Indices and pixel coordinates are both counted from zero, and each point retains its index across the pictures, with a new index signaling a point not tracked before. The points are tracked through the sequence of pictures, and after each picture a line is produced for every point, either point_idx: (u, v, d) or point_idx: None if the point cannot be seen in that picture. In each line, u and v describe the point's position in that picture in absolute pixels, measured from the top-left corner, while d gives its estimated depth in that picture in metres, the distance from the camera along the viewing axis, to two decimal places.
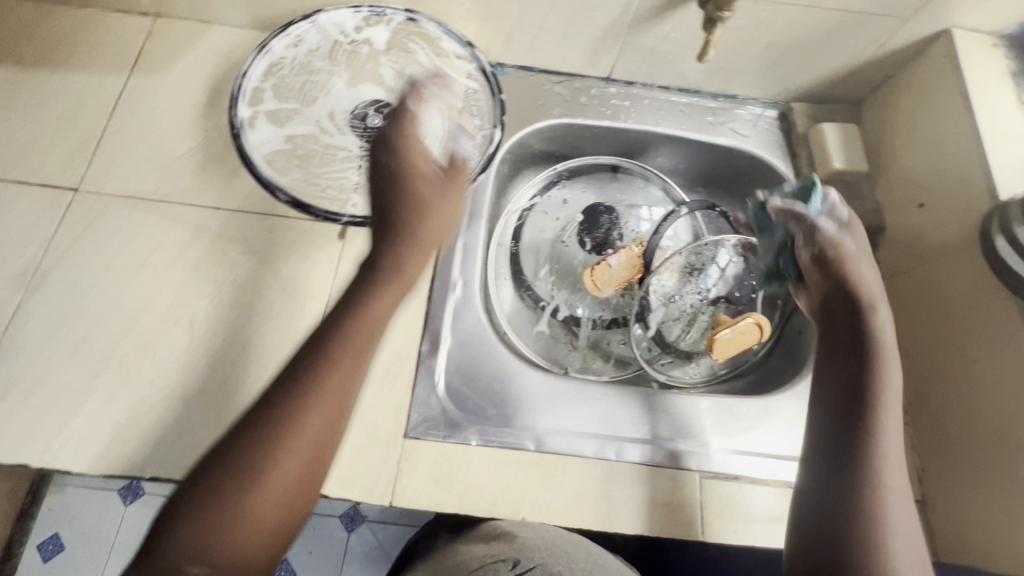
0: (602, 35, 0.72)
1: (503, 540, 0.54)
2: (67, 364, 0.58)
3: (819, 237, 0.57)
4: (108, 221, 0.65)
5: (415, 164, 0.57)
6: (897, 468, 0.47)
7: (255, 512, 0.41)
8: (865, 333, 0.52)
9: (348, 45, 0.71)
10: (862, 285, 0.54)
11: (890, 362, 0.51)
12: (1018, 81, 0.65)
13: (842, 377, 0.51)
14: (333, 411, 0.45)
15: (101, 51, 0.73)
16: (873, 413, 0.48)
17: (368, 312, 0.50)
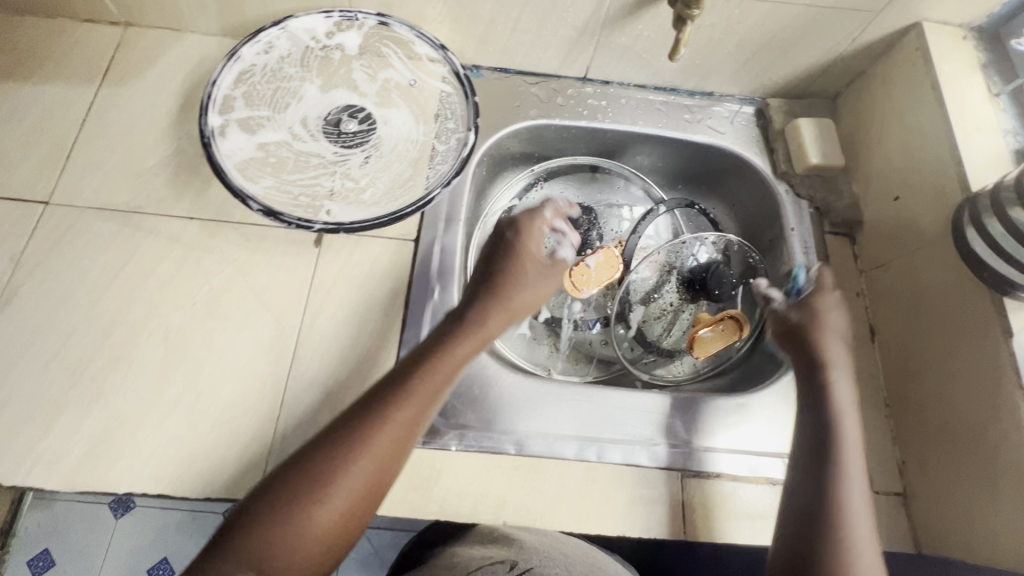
0: (575, 36, 0.71)
1: (503, 545, 0.55)
2: (39, 380, 0.57)
3: (779, 313, 0.63)
4: (78, 233, 0.64)
5: (531, 252, 0.62)
6: (861, 513, 0.49)
7: (316, 526, 0.43)
8: (822, 394, 0.55)
9: (320, 51, 0.71)
10: (819, 350, 0.58)
11: (848, 418, 0.54)
12: (988, 72, 0.66)
13: (806, 433, 0.54)
14: (405, 437, 0.48)
15: (70, 62, 0.72)
16: (831, 465, 0.51)
17: (446, 348, 0.53)
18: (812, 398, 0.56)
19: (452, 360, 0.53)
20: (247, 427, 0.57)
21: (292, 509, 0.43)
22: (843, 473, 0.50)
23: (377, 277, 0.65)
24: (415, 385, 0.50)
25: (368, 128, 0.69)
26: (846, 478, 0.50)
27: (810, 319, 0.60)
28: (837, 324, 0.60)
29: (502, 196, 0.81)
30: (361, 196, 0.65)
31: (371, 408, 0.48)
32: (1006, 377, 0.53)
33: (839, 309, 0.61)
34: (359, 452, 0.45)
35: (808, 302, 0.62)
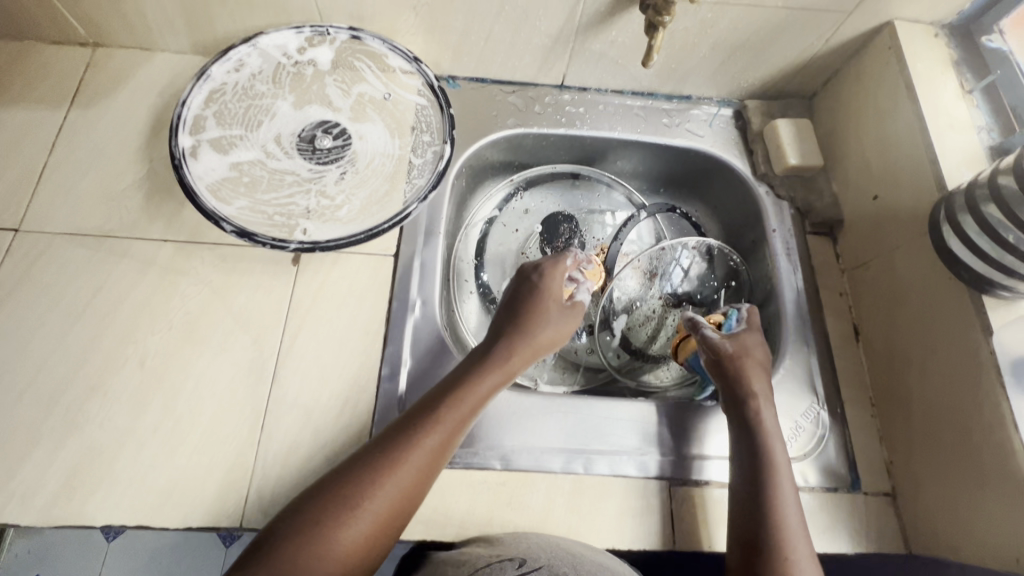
0: (550, 44, 0.71)
1: (509, 545, 0.50)
2: (12, 412, 0.56)
3: (712, 342, 0.60)
4: (51, 260, 0.63)
5: (551, 288, 0.60)
6: (802, 540, 0.47)
7: (341, 546, 0.41)
8: (751, 426, 0.55)
9: (292, 67, 0.70)
10: (746, 382, 0.57)
11: (777, 447, 0.53)
12: (960, 69, 0.66)
13: (738, 466, 0.54)
14: (432, 464, 0.47)
15: (40, 85, 0.71)
16: (767, 495, 0.50)
17: (471, 377, 0.52)
18: (742, 431, 0.55)
19: (479, 390, 0.52)
20: (227, 452, 0.56)
21: (318, 537, 0.41)
22: (780, 501, 0.49)
23: (357, 294, 0.64)
24: (444, 412, 0.49)
25: (343, 143, 0.68)
26: (783, 506, 0.49)
27: (740, 351, 0.59)
28: (761, 356, 0.60)
29: (483, 207, 0.80)
30: (337, 213, 0.64)
31: (401, 433, 0.47)
32: (987, 375, 0.53)
33: (763, 345, 0.61)
34: (389, 478, 0.45)
35: (736, 333, 0.61)
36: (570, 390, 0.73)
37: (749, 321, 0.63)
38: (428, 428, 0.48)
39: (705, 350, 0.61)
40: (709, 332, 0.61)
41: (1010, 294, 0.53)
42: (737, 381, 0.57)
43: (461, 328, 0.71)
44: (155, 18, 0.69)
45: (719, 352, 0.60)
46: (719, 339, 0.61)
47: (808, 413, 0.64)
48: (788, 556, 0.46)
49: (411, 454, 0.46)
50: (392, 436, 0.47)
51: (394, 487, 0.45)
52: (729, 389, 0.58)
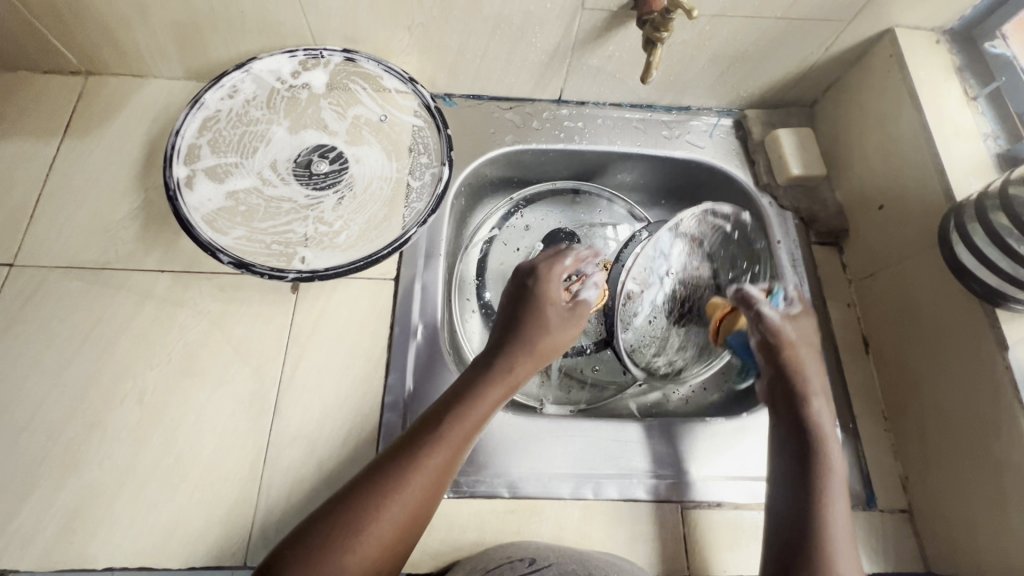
0: (547, 60, 0.70)
1: (518, 548, 0.52)
2: (10, 453, 0.55)
3: (770, 323, 0.55)
4: (47, 294, 0.62)
5: (549, 295, 0.58)
6: (848, 549, 0.44)
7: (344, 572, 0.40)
8: (803, 420, 0.51)
9: (286, 91, 0.70)
10: (803, 373, 0.53)
11: (833, 448, 0.49)
12: (964, 76, 0.65)
13: (785, 464, 0.50)
14: (436, 482, 0.46)
15: (33, 115, 0.70)
16: (818, 495, 0.46)
17: (473, 394, 0.51)
18: (793, 423, 0.51)
19: (481, 406, 0.50)
20: (230, 488, 0.55)
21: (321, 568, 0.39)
22: (830, 504, 0.46)
23: (358, 320, 0.63)
24: (446, 430, 0.48)
25: (340, 167, 0.68)
26: (833, 510, 0.46)
27: (795, 338, 0.55)
28: (817, 347, 0.56)
29: (482, 225, 0.79)
30: (336, 239, 0.63)
31: (403, 455, 0.46)
32: (1004, 390, 0.52)
33: (813, 330, 0.57)
34: (393, 500, 0.43)
35: (794, 318, 0.57)
36: (576, 411, 0.71)
37: (801, 304, 0.59)
38: (432, 448, 0.46)
39: (757, 331, 0.56)
40: (766, 311, 0.56)
41: None
42: (794, 370, 0.53)
43: (462, 349, 0.70)
44: (146, 45, 0.68)
45: (774, 338, 0.55)
46: (776, 322, 0.55)
47: None
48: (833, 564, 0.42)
49: (416, 475, 0.45)
50: (393, 458, 0.46)
51: (399, 509, 0.43)
52: (783, 375, 0.53)
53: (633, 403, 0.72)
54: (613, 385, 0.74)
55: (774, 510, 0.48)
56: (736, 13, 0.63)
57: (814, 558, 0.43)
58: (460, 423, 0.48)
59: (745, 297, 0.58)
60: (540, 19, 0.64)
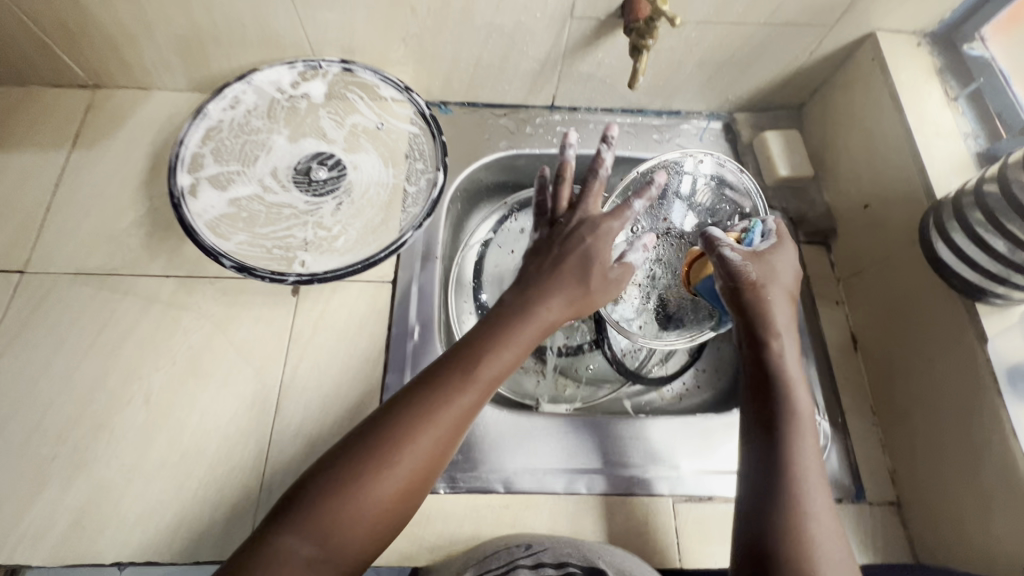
0: (538, 67, 0.72)
1: (513, 537, 0.54)
2: (22, 453, 0.57)
3: (732, 265, 0.53)
4: (56, 300, 0.64)
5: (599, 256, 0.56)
6: (819, 487, 0.43)
7: (371, 506, 0.40)
8: (767, 364, 0.49)
9: (286, 101, 0.72)
10: (765, 314, 0.51)
11: (799, 389, 0.48)
12: (944, 78, 0.66)
13: (753, 410, 0.48)
14: (466, 416, 0.45)
15: (43, 128, 0.73)
16: (784, 437, 0.45)
17: (498, 338, 0.50)
18: (758, 368, 0.50)
19: (506, 353, 0.49)
20: (233, 485, 0.57)
21: (351, 497, 0.40)
22: (798, 445, 0.45)
23: (357, 322, 0.65)
24: (477, 371, 0.47)
25: (338, 174, 0.70)
26: (802, 449, 0.44)
27: (760, 278, 0.53)
28: (786, 285, 0.54)
29: (479, 230, 0.81)
30: (334, 244, 0.66)
31: (431, 392, 0.45)
32: (986, 382, 0.53)
33: (786, 268, 0.55)
34: (424, 429, 0.43)
35: (759, 257, 0.54)
36: (571, 409, 0.72)
37: (775, 244, 0.56)
38: (466, 383, 0.46)
39: (721, 273, 0.54)
40: (727, 252, 0.54)
41: (1003, 300, 0.53)
42: (756, 312, 0.52)
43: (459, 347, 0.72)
44: (151, 59, 0.71)
45: (736, 282, 0.53)
46: (739, 263, 0.53)
47: None
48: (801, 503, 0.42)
49: (449, 407, 0.44)
50: (423, 390, 0.45)
51: (429, 438, 0.43)
52: (747, 317, 0.52)
53: (627, 402, 0.74)
54: (608, 383, 0.75)
55: (745, 457, 0.47)
56: (721, 20, 0.65)
57: (781, 500, 0.42)
58: (494, 357, 0.48)
59: (710, 239, 0.56)
60: (531, 29, 0.66)
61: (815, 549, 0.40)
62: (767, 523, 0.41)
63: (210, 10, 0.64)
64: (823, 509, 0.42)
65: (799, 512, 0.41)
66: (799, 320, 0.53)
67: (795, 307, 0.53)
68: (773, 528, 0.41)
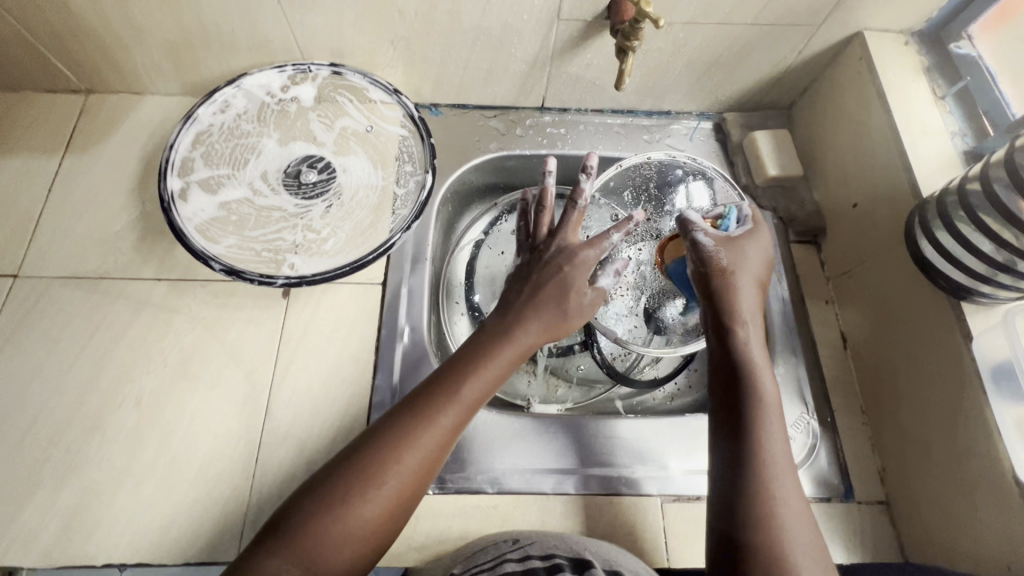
0: (527, 69, 0.72)
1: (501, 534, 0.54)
2: (14, 456, 0.58)
3: (704, 252, 0.57)
4: (49, 304, 0.65)
5: (572, 285, 0.57)
6: (787, 470, 0.45)
7: (357, 525, 0.41)
8: (734, 349, 0.52)
9: (275, 105, 0.72)
10: (733, 299, 0.55)
11: (763, 373, 0.50)
12: (931, 76, 0.67)
13: (721, 398, 0.50)
14: (451, 435, 0.46)
15: (36, 133, 0.73)
16: (751, 421, 0.47)
17: (486, 353, 0.51)
18: (726, 353, 0.52)
19: (491, 372, 0.50)
20: (223, 486, 0.57)
21: (337, 518, 0.40)
22: (766, 429, 0.47)
23: (347, 324, 0.65)
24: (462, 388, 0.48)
25: (328, 177, 0.70)
26: (769, 433, 0.47)
27: (730, 265, 0.56)
28: (755, 271, 0.58)
29: (471, 231, 0.81)
30: (323, 246, 0.66)
31: (416, 413, 0.46)
32: (971, 381, 0.53)
33: (755, 257, 0.58)
34: (408, 449, 0.44)
35: (731, 244, 0.58)
36: (563, 410, 0.73)
37: (745, 232, 0.60)
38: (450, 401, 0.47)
39: (693, 259, 0.58)
40: (700, 238, 0.58)
41: (988, 299, 0.53)
42: (724, 298, 0.55)
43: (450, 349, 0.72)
44: (142, 64, 0.71)
45: (708, 269, 0.57)
46: (710, 250, 0.57)
47: (799, 423, 0.64)
48: (771, 486, 0.43)
49: (434, 424, 0.45)
50: (407, 410, 0.46)
51: (412, 461, 0.44)
52: (715, 303, 0.55)
53: (618, 402, 0.74)
54: (600, 383, 0.75)
55: (715, 442, 0.49)
56: (708, 20, 0.65)
57: (751, 483, 0.44)
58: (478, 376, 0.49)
59: (686, 225, 0.60)
60: (518, 30, 0.66)
61: (785, 529, 0.41)
62: (738, 504, 0.43)
63: (199, 15, 0.64)
64: (792, 491, 0.44)
65: (770, 498, 0.43)
66: (764, 307, 0.57)
67: (762, 297, 0.57)
68: (744, 509, 0.43)
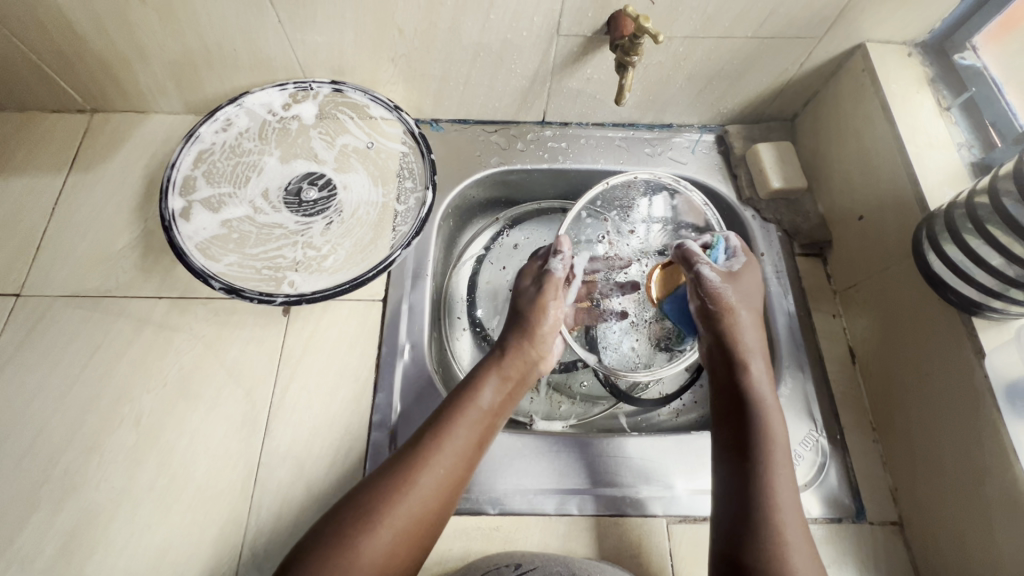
0: (528, 84, 0.72)
1: (504, 553, 0.54)
2: (13, 476, 0.57)
3: (709, 286, 0.57)
4: (50, 323, 0.65)
5: (520, 287, 0.66)
6: (794, 515, 0.46)
7: (364, 558, 0.44)
8: (744, 389, 0.52)
9: (277, 123, 0.73)
10: (737, 335, 0.56)
11: (773, 412, 0.51)
12: (936, 88, 0.66)
13: (728, 436, 0.51)
14: (447, 486, 0.49)
15: (42, 153, 0.74)
16: (761, 464, 0.48)
17: (472, 387, 0.56)
18: (733, 390, 0.53)
19: (479, 403, 0.55)
20: (220, 509, 0.57)
21: (339, 554, 0.43)
22: (774, 471, 0.47)
23: (347, 341, 0.65)
24: (456, 418, 0.53)
25: (328, 195, 0.71)
26: (776, 474, 0.47)
27: (735, 299, 0.57)
28: (756, 307, 0.58)
29: (474, 244, 0.81)
30: (323, 263, 0.66)
31: (412, 453, 0.50)
32: (981, 399, 0.52)
33: (755, 286, 0.60)
34: (399, 496, 0.47)
35: (735, 280, 0.59)
36: (566, 427, 0.72)
37: (744, 263, 0.61)
38: (443, 438, 0.51)
39: (697, 293, 0.58)
40: (705, 272, 0.58)
41: (999, 315, 0.52)
42: (728, 335, 0.56)
43: (451, 367, 0.72)
44: (147, 84, 0.72)
45: (713, 302, 0.57)
46: (716, 283, 0.57)
47: (807, 440, 0.62)
48: (777, 531, 0.44)
49: (431, 465, 0.49)
50: (410, 451, 0.50)
51: (410, 506, 0.47)
52: (721, 338, 0.56)
53: (623, 419, 0.73)
54: (602, 401, 0.74)
55: (720, 482, 0.50)
56: (708, 34, 0.64)
57: (760, 528, 0.44)
58: (467, 414, 0.53)
59: (685, 255, 0.60)
60: (518, 46, 0.66)
61: None
62: (746, 553, 0.43)
63: (201, 36, 0.65)
64: (798, 535, 0.45)
65: (781, 545, 0.43)
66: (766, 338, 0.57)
67: (762, 330, 0.58)
68: (753, 557, 0.43)
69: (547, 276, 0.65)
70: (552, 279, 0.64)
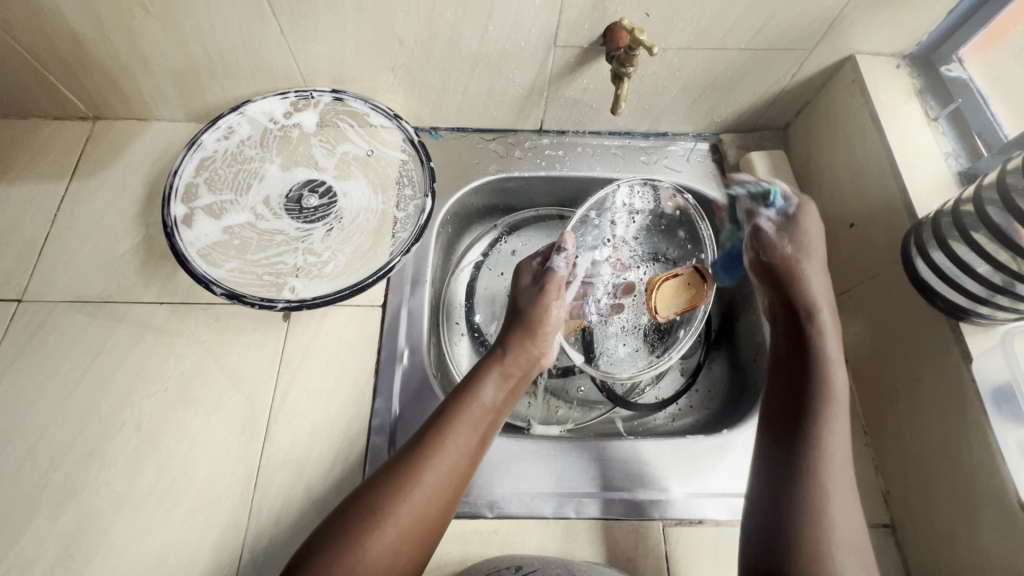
0: (525, 93, 0.73)
1: (502, 556, 0.54)
2: (14, 480, 0.58)
3: (768, 240, 0.63)
4: (51, 328, 0.65)
5: (521, 283, 0.68)
6: (841, 466, 0.48)
7: (369, 556, 0.44)
8: (807, 332, 0.57)
9: (278, 131, 0.74)
10: (804, 284, 0.59)
11: (833, 356, 0.55)
12: (923, 99, 0.68)
13: (787, 382, 0.54)
14: (452, 483, 0.50)
15: (45, 160, 0.75)
16: (814, 411, 0.51)
17: (473, 386, 0.56)
18: (797, 335, 0.57)
19: (480, 402, 0.55)
20: (221, 513, 0.57)
21: (344, 554, 0.44)
22: (826, 421, 0.50)
23: (346, 346, 0.66)
24: (459, 416, 0.53)
25: (328, 202, 0.72)
26: (829, 421, 0.50)
27: (798, 249, 0.61)
28: (821, 258, 0.62)
29: (473, 250, 0.82)
30: (323, 269, 0.67)
31: (415, 452, 0.50)
32: (970, 402, 0.53)
33: (820, 239, 0.63)
34: (403, 496, 0.47)
35: (798, 232, 0.63)
36: (564, 431, 0.73)
37: (809, 214, 0.64)
38: (445, 437, 0.51)
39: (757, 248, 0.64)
40: (766, 230, 0.64)
41: (986, 320, 0.53)
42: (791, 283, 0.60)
43: (450, 371, 0.73)
44: (149, 93, 0.73)
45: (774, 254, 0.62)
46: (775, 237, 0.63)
47: None
48: (823, 480, 0.47)
49: (435, 463, 0.50)
50: (413, 450, 0.51)
51: (414, 504, 0.47)
52: (783, 286, 0.60)
53: (620, 423, 0.74)
54: (599, 405, 0.75)
55: (769, 430, 0.52)
56: (702, 46, 0.66)
57: (803, 472, 0.47)
58: (469, 412, 0.54)
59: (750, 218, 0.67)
60: (515, 57, 0.67)
61: (834, 522, 0.45)
62: (790, 492, 0.47)
63: (203, 45, 0.66)
64: (843, 483, 0.47)
65: (823, 491, 0.46)
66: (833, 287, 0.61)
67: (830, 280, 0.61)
68: (796, 496, 0.46)
69: (548, 273, 0.66)
70: (555, 276, 0.66)
